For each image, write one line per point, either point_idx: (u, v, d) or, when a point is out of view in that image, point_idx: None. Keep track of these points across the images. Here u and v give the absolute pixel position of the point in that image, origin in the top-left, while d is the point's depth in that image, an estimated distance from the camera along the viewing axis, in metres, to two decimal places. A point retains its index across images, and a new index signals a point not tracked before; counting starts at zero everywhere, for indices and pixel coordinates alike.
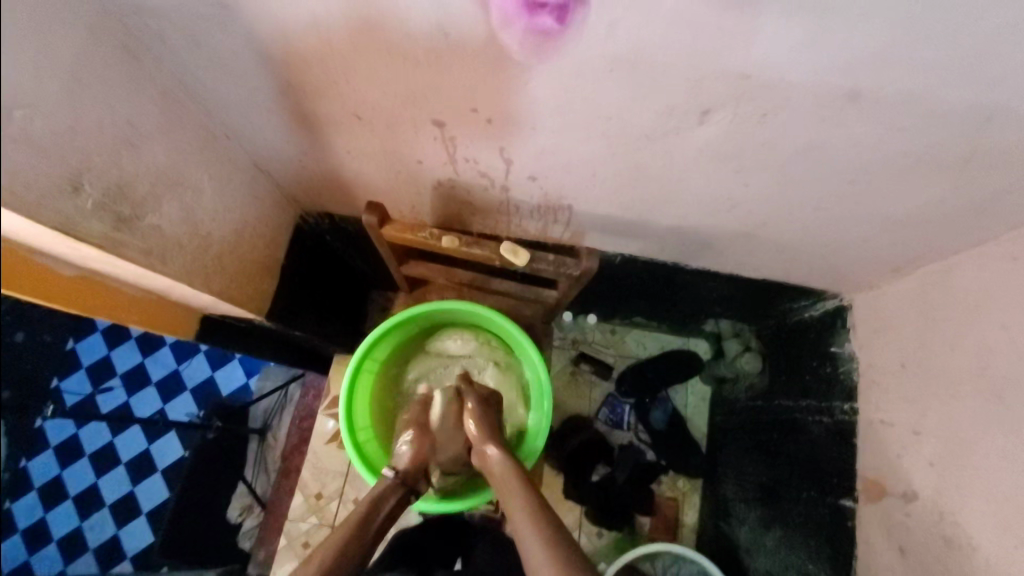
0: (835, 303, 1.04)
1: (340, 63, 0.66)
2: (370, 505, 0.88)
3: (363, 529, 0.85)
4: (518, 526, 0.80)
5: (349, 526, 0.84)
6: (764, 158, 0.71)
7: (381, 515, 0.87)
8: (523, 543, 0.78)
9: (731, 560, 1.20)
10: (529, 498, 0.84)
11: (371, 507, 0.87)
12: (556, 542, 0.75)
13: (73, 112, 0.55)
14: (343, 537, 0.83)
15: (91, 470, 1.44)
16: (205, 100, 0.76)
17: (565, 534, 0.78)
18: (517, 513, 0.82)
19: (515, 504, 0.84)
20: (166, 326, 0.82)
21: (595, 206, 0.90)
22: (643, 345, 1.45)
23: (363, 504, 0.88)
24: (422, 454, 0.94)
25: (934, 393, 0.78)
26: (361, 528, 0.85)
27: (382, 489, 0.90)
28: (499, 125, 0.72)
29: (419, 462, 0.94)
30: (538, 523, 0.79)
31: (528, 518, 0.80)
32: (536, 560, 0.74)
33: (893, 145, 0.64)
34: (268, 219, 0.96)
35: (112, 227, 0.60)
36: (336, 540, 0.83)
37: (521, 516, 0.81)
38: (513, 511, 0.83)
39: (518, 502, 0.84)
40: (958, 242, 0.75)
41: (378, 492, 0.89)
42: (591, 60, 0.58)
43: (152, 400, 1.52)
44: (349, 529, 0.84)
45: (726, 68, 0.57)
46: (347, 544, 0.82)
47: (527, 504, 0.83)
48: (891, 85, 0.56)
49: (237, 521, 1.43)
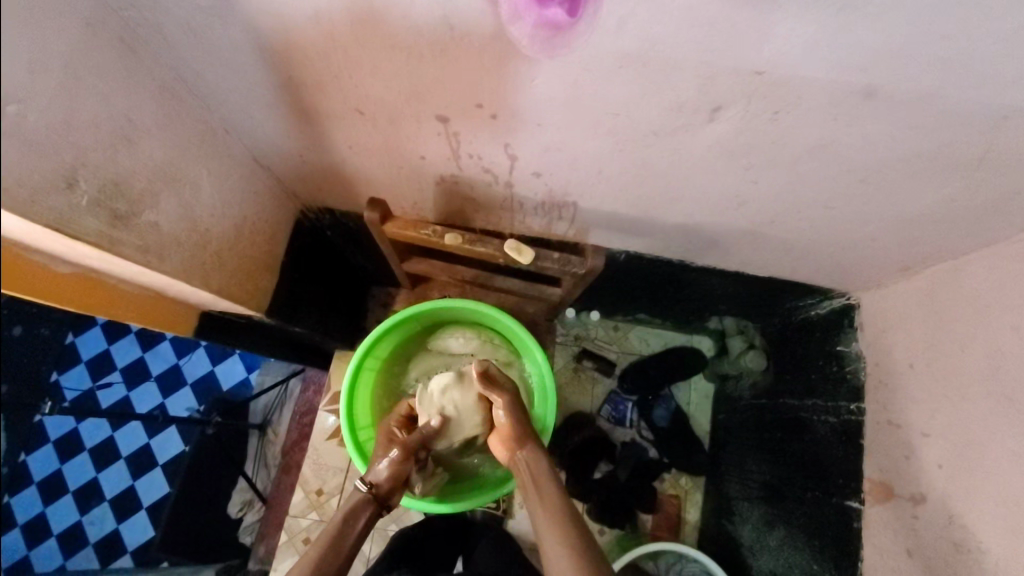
0: (841, 301, 1.02)
1: (341, 57, 0.64)
2: (348, 517, 0.87)
3: (341, 540, 0.83)
4: (541, 531, 0.79)
5: (329, 536, 0.83)
6: (775, 156, 0.69)
7: (357, 526, 0.86)
8: (547, 549, 0.77)
9: (732, 559, 1.19)
10: (550, 504, 0.82)
11: (348, 519, 0.86)
12: (579, 547, 0.75)
13: (67, 107, 0.53)
14: (324, 546, 0.82)
15: (92, 463, 1.45)
16: (202, 94, 0.75)
17: (587, 538, 0.77)
18: (540, 517, 0.81)
19: (537, 510, 0.82)
20: (164, 324, 0.81)
21: (599, 203, 0.88)
22: (647, 342, 1.44)
23: (340, 515, 0.87)
24: (399, 469, 0.92)
25: (944, 394, 0.77)
26: (339, 538, 0.84)
27: (357, 501, 0.89)
28: (504, 121, 0.71)
29: (396, 477, 0.91)
30: (562, 529, 0.78)
31: (551, 523, 0.79)
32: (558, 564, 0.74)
33: (909, 143, 0.62)
34: (268, 215, 0.94)
35: (108, 224, 0.59)
36: (320, 549, 0.81)
37: (543, 523, 0.80)
38: (536, 517, 0.82)
39: (541, 507, 0.82)
40: (969, 242, 0.74)
41: (353, 504, 0.88)
42: (600, 55, 0.57)
43: (152, 394, 1.51)
44: (329, 539, 0.83)
45: (739, 64, 0.55)
46: (329, 551, 0.81)
47: (549, 506, 0.82)
48: (910, 82, 0.54)
49: (237, 517, 1.41)
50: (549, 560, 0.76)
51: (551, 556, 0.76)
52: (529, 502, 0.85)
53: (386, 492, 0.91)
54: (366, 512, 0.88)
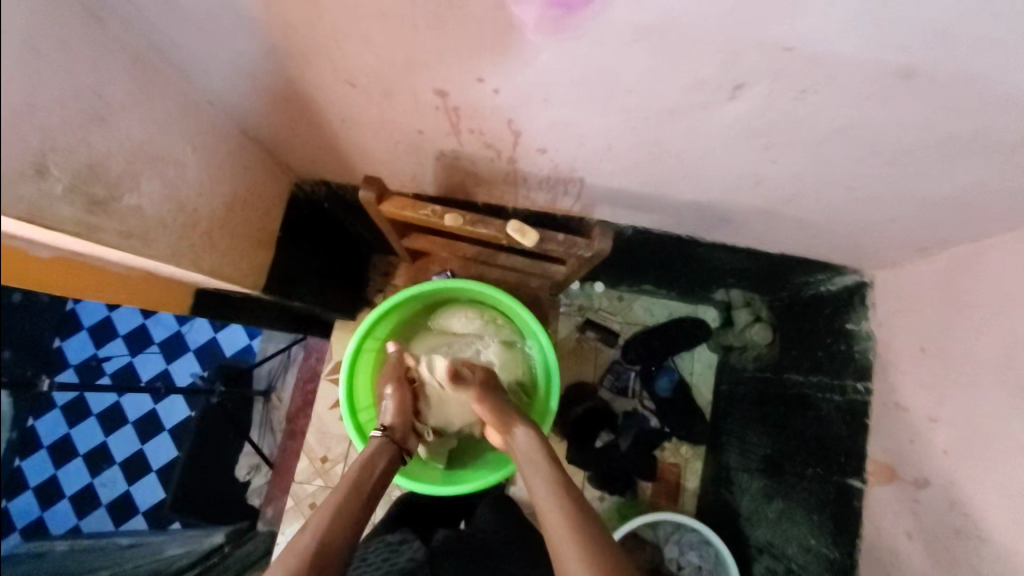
0: (853, 279, 0.98)
1: (329, 26, 0.59)
2: (364, 463, 0.85)
3: (364, 484, 0.81)
4: (538, 495, 0.78)
5: (349, 483, 0.80)
6: (797, 135, 0.65)
7: (375, 471, 0.85)
8: (546, 519, 0.74)
9: (730, 527, 1.22)
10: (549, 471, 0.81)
11: (367, 466, 0.85)
12: (574, 496, 0.76)
13: (31, 89, 0.49)
14: (348, 487, 0.80)
15: (99, 428, 1.36)
16: (182, 65, 0.70)
17: (588, 515, 0.74)
18: (537, 484, 0.80)
19: (535, 481, 0.80)
20: (152, 301, 0.77)
21: (607, 179, 0.84)
22: (651, 313, 1.42)
23: (357, 464, 0.85)
24: (405, 408, 0.96)
25: (955, 380, 0.75)
26: (360, 483, 0.81)
27: (374, 449, 0.88)
28: (506, 96, 0.66)
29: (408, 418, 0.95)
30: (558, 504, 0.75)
31: (551, 486, 0.78)
32: (555, 525, 0.72)
33: (945, 124, 0.58)
34: (261, 190, 0.91)
35: (84, 211, 0.56)
36: (332, 509, 0.75)
37: (542, 489, 0.78)
38: (533, 487, 0.80)
39: (543, 475, 0.80)
40: (995, 225, 0.70)
41: (369, 453, 0.87)
42: (613, 27, 0.52)
43: (154, 359, 1.40)
44: (351, 487, 0.80)
45: (769, 40, 0.50)
46: (353, 495, 0.79)
47: (546, 477, 0.80)
48: (956, 59, 0.49)
49: (246, 479, 1.51)
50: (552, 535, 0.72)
51: (549, 523, 0.73)
52: (527, 477, 0.82)
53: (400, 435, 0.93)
54: (385, 455, 0.88)
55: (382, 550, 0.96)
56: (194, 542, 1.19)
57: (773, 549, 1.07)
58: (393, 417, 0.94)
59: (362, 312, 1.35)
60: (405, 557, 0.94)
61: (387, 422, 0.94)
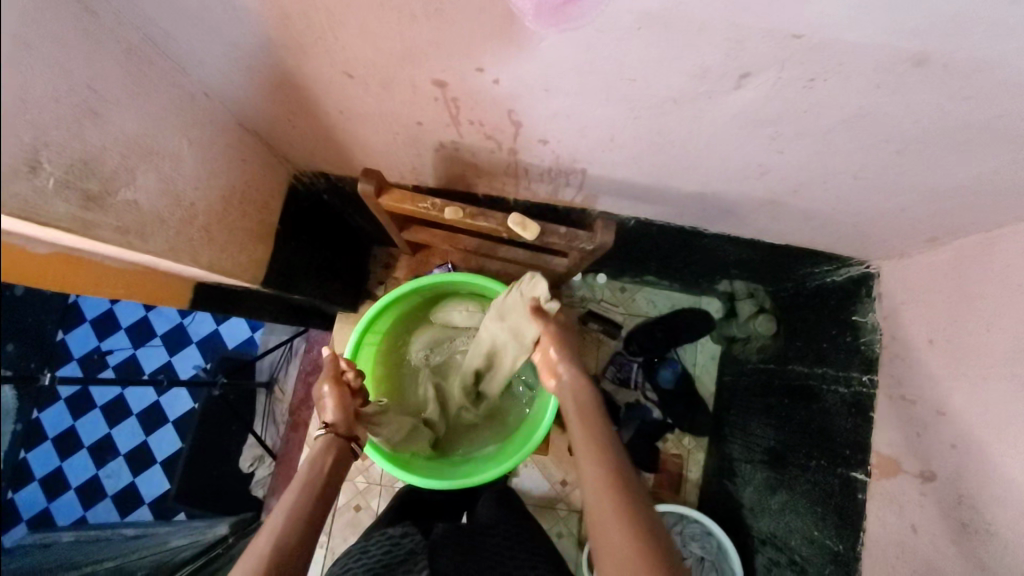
0: (860, 269, 0.97)
1: (325, 16, 0.58)
2: (313, 462, 0.77)
3: (315, 479, 0.75)
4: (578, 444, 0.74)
5: (300, 481, 0.74)
6: (804, 125, 0.63)
7: (326, 468, 0.77)
8: (584, 467, 0.70)
9: (731, 517, 1.22)
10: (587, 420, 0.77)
11: (316, 461, 0.78)
12: (606, 446, 0.72)
13: (21, 83, 0.48)
14: (303, 483, 0.74)
15: (104, 421, 1.41)
16: (176, 56, 0.69)
17: (618, 462, 0.70)
18: (576, 433, 0.76)
19: (575, 429, 0.77)
20: (150, 296, 0.75)
21: (610, 170, 0.83)
22: (654, 304, 1.41)
23: (305, 464, 0.77)
24: (347, 402, 0.87)
25: (962, 372, 0.74)
26: (313, 479, 0.75)
27: (319, 448, 0.80)
28: (507, 86, 0.65)
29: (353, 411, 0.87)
30: (589, 442, 0.74)
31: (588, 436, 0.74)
32: (590, 474, 0.69)
33: (956, 113, 0.56)
34: (259, 183, 0.90)
35: (79, 207, 0.55)
36: (309, 488, 0.73)
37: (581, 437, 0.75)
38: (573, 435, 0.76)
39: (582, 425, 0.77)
40: (1005, 216, 0.68)
41: (314, 452, 0.79)
42: (618, 15, 0.50)
43: (156, 354, 1.46)
44: (301, 487, 0.73)
45: (777, 27, 0.49)
46: (306, 490, 0.73)
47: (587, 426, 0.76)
48: (969, 47, 0.47)
49: (249, 471, 1.45)
50: (587, 486, 0.68)
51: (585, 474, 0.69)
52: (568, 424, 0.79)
53: (346, 430, 0.85)
54: (333, 451, 0.80)
55: (384, 542, 0.93)
56: (199, 533, 1.19)
57: (775, 540, 1.07)
58: (334, 413, 0.85)
59: (363, 304, 1.35)
60: (404, 549, 0.91)
61: (328, 419, 0.85)
